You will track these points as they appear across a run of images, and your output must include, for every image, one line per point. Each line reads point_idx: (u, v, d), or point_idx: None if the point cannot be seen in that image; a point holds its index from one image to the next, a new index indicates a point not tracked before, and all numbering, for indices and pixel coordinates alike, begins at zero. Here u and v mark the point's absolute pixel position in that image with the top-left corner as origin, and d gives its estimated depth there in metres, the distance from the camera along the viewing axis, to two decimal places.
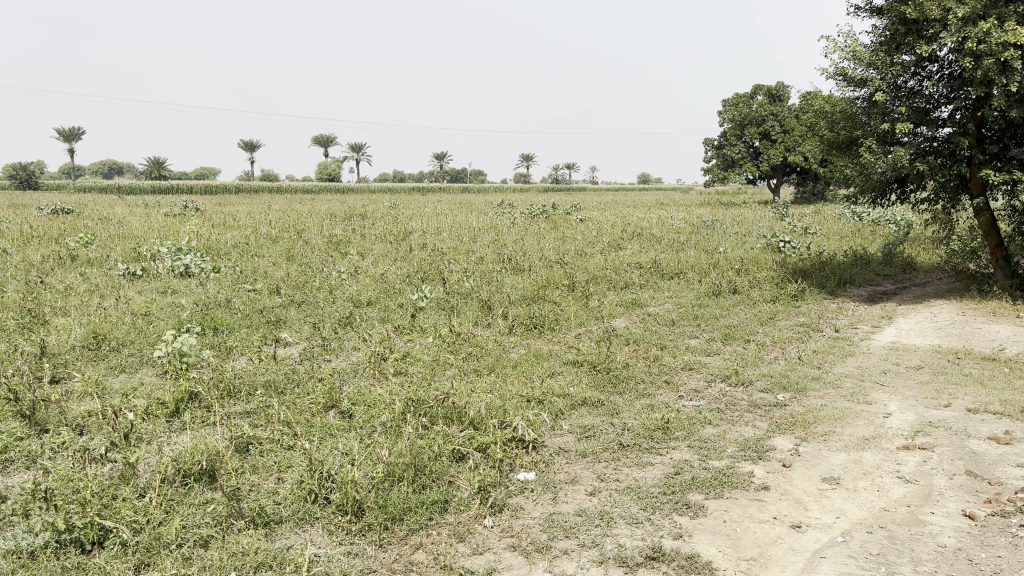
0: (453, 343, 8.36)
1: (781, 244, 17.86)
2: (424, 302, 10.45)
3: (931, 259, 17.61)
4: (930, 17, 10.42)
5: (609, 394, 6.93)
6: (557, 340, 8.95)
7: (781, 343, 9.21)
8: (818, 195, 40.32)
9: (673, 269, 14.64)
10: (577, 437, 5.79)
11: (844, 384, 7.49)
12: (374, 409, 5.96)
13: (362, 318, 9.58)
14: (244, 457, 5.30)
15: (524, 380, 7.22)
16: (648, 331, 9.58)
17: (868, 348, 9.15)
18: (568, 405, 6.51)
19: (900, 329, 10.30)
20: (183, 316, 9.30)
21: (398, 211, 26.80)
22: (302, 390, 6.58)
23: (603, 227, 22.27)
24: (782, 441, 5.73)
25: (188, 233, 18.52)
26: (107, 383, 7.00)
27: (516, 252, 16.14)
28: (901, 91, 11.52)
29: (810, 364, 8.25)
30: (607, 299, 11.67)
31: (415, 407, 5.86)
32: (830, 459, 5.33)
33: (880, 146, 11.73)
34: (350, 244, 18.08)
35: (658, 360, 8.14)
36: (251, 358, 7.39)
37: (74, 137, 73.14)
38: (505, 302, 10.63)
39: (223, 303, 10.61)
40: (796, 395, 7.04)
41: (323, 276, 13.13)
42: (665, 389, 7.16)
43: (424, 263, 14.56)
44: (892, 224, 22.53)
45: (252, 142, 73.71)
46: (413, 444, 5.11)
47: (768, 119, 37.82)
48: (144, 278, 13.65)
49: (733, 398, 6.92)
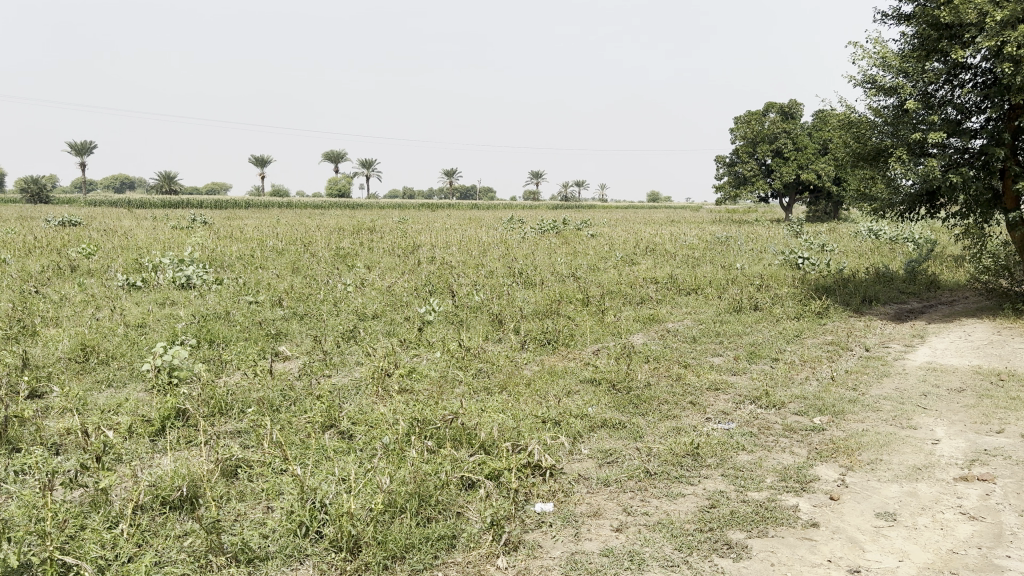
0: (462, 359, 7.86)
1: (800, 260, 17.33)
2: (432, 315, 9.95)
3: (955, 277, 17.03)
4: (965, 22, 9.92)
5: (631, 416, 6.39)
6: (573, 357, 8.44)
7: (811, 362, 8.67)
8: (831, 214, 39.77)
9: (690, 284, 14.12)
10: (598, 463, 5.27)
11: (884, 407, 6.93)
12: (376, 429, 5.43)
13: (366, 332, 9.09)
14: (230, 482, 4.82)
15: (538, 399, 6.69)
16: (668, 348, 9.06)
17: (904, 368, 8.58)
18: (586, 427, 5.99)
19: (935, 348, 9.74)
20: (178, 327, 8.85)
21: (406, 226, 26.40)
22: (298, 408, 6.06)
23: (615, 243, 21.78)
24: (826, 469, 5.19)
25: (192, 246, 18.17)
26: (91, 399, 6.53)
27: (527, 266, 15.67)
28: (932, 99, 11.01)
29: (844, 385, 7.70)
30: (623, 314, 11.17)
31: (421, 426, 5.33)
32: (881, 492, 4.78)
33: (910, 157, 11.17)
34: (357, 257, 17.67)
35: (682, 379, 7.61)
36: (247, 372, 6.91)
37: (86, 151, 73.41)
38: (517, 317, 10.14)
39: (221, 316, 10.16)
40: (834, 418, 6.50)
41: (329, 289, 12.69)
42: (690, 410, 6.63)
43: (432, 276, 14.12)
44: (911, 241, 21.94)
45: (260, 159, 73.92)
46: (419, 469, 4.60)
47: (781, 136, 37.31)
48: (144, 289, 13.24)
49: (766, 421, 6.38)
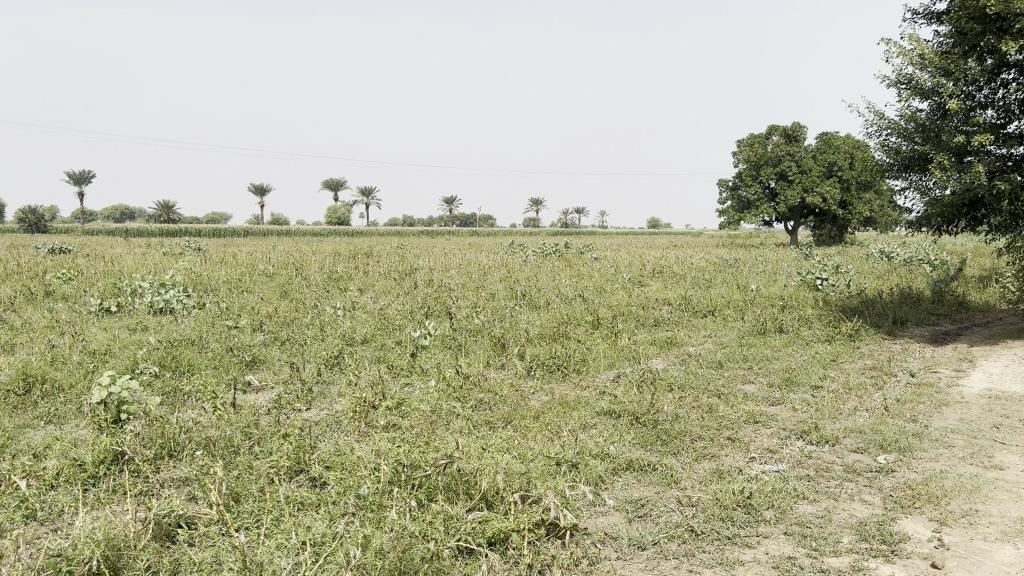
0: (460, 388, 6.83)
1: (818, 281, 16.46)
2: (427, 339, 8.94)
3: (984, 298, 16.02)
4: (1014, 11, 9.00)
5: (661, 456, 5.37)
6: (585, 385, 7.42)
7: (856, 390, 7.65)
8: (836, 237, 38.88)
9: (706, 306, 13.12)
10: (627, 518, 4.28)
11: (955, 441, 5.89)
12: (352, 477, 4.42)
13: (353, 358, 8.08)
14: (162, 549, 3.81)
15: (549, 435, 5.67)
16: (692, 374, 8.04)
17: (963, 396, 7.54)
18: (609, 470, 4.98)
19: (989, 372, 8.72)
20: (140, 354, 7.84)
21: (405, 250, 25.48)
22: (262, 448, 5.04)
23: (620, 265, 20.80)
24: (914, 523, 4.15)
25: (177, 270, 17.23)
26: (20, 438, 5.51)
27: (530, 288, 14.68)
28: (972, 101, 10.09)
29: (902, 417, 6.67)
30: (638, 337, 10.15)
31: (408, 472, 4.29)
32: (995, 556, 3.75)
33: (951, 163, 10.18)
34: (351, 280, 16.70)
35: (714, 410, 6.59)
36: (207, 407, 5.89)
37: (84, 181, 73.08)
38: (521, 341, 9.11)
39: (194, 342, 9.13)
40: (901, 457, 5.48)
41: (317, 312, 11.70)
42: (730, 449, 5.60)
43: (429, 299, 13.14)
44: (927, 262, 20.97)
45: (259, 186, 73.43)
46: (401, 534, 3.59)
47: (784, 159, 36.30)
48: (116, 314, 12.24)
49: (822, 462, 5.37)
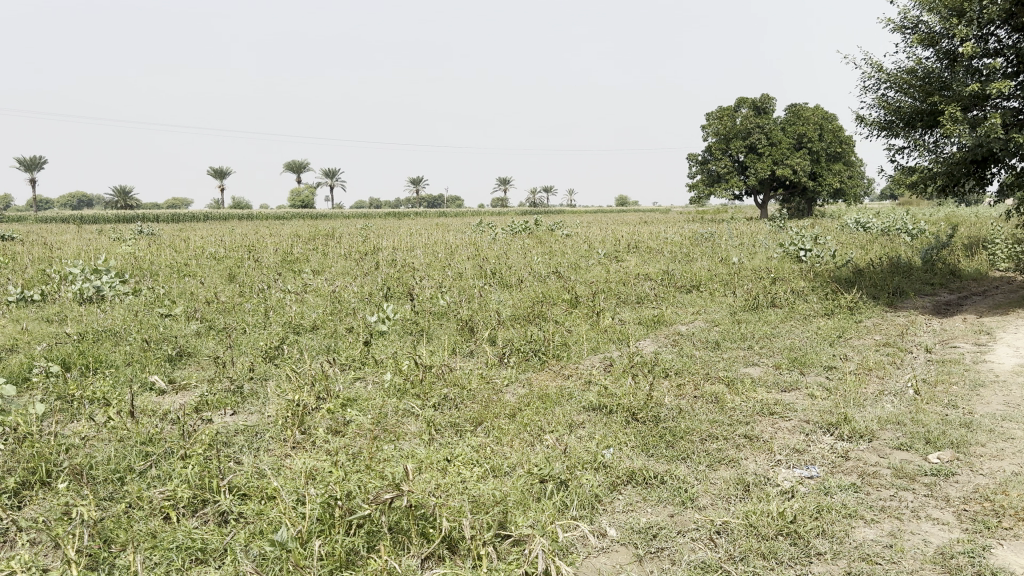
0: (419, 383, 5.72)
1: (803, 253, 15.57)
2: (385, 324, 7.82)
3: (976, 265, 15.20)
4: None
5: (668, 463, 4.33)
6: (568, 374, 6.36)
7: (876, 371, 6.69)
8: (806, 210, 38.31)
9: (691, 281, 12.11)
10: (639, 557, 3.23)
11: (1014, 432, 4.91)
12: (270, 513, 3.30)
13: (296, 349, 6.91)
14: None
15: (529, 440, 4.59)
16: (688, 357, 7.02)
17: (996, 374, 6.61)
18: (607, 486, 3.93)
19: (1014, 345, 7.79)
20: (41, 351, 6.59)
21: (367, 230, 24.20)
22: (159, 473, 3.90)
23: (593, 242, 19.75)
24: (1014, 555, 3.16)
25: (115, 257, 15.77)
26: None
27: (500, 266, 13.57)
28: (984, 46, 9.15)
29: (940, 402, 5.70)
30: (622, 316, 9.09)
31: (342, 508, 3.18)
32: None
33: (962, 115, 9.18)
34: (306, 262, 15.45)
35: (722, 400, 5.56)
36: (104, 416, 4.71)
37: (35, 166, 70.43)
38: (491, 323, 8.00)
39: (114, 333, 7.87)
40: (958, 455, 4.48)
41: (263, 296, 10.47)
42: (750, 450, 4.57)
43: (389, 279, 11.97)
44: (907, 232, 20.19)
45: (218, 172, 71.24)
46: None
47: (754, 131, 35.43)
48: (35, 304, 10.85)
49: (865, 465, 4.37)
